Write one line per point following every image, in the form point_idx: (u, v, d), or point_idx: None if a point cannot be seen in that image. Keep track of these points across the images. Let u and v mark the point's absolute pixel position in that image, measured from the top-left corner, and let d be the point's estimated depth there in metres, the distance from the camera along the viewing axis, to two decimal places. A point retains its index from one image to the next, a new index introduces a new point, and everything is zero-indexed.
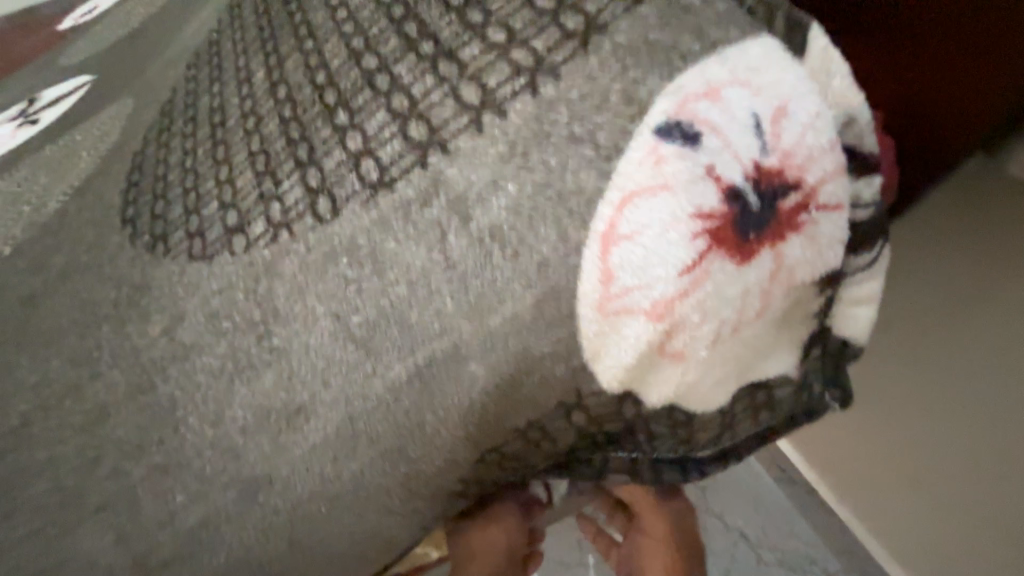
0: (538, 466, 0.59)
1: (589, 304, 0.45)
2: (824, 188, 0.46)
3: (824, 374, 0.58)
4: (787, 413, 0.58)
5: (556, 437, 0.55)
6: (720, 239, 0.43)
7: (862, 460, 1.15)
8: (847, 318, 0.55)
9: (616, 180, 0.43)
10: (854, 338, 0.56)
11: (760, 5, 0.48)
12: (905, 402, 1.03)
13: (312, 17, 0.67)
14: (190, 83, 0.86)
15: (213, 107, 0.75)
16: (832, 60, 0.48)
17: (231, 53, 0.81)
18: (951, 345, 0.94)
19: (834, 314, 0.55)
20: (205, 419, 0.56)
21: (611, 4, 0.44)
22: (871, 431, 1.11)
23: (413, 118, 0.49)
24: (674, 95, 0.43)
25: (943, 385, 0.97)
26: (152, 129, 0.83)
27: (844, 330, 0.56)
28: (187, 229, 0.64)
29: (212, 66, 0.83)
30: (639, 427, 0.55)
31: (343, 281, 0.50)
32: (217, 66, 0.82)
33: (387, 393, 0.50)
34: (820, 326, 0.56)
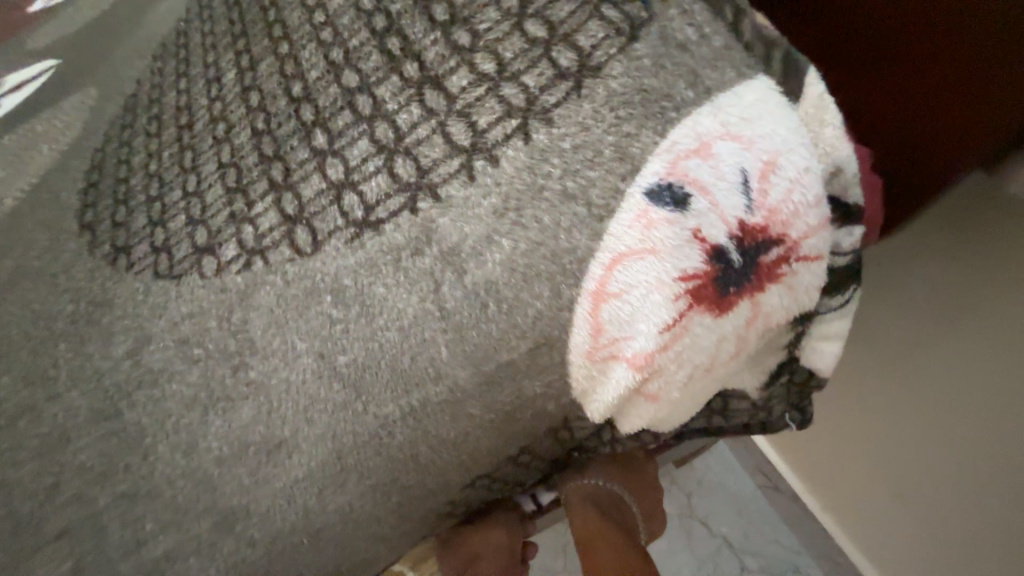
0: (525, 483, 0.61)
1: (578, 353, 0.46)
2: (807, 242, 0.44)
3: (786, 399, 0.61)
4: (741, 421, 0.62)
5: (544, 456, 0.57)
6: (700, 297, 0.43)
7: (826, 461, 1.02)
8: (814, 352, 0.56)
9: (607, 240, 0.42)
10: (820, 371, 0.57)
11: (757, 39, 0.44)
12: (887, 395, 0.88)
13: (287, 17, 0.63)
14: (157, 77, 0.81)
15: (180, 107, 0.71)
16: (828, 108, 0.43)
17: (201, 46, 0.77)
18: (939, 332, 0.79)
19: (803, 347, 0.55)
20: (171, 450, 0.53)
21: (605, 42, 0.43)
22: (845, 427, 0.96)
23: (399, 153, 0.46)
24: (666, 154, 0.41)
25: (938, 375, 0.80)
26: (116, 125, 0.78)
27: (809, 365, 0.57)
28: (151, 244, 0.60)
29: (181, 59, 0.78)
30: (612, 446, 0.59)
31: (326, 319, 0.48)
32: (185, 60, 0.77)
33: (380, 428, 0.48)
34: (787, 358, 0.57)
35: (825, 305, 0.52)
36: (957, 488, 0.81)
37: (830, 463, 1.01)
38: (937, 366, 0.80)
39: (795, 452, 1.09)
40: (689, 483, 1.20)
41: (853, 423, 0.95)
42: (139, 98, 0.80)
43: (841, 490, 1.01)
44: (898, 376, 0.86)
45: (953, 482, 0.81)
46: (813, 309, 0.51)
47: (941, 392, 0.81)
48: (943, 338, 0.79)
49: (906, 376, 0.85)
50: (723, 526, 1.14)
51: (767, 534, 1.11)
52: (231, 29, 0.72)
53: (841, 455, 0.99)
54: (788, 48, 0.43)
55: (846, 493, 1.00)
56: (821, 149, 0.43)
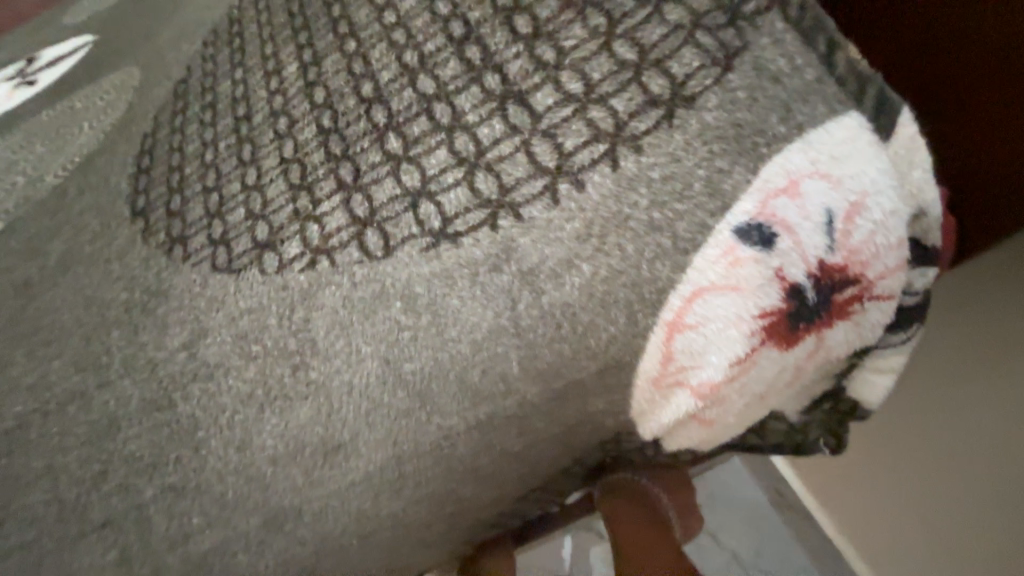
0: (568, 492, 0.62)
1: (645, 379, 0.47)
2: (883, 282, 0.44)
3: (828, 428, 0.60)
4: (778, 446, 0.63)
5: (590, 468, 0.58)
6: (774, 333, 0.43)
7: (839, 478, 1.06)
8: (864, 384, 0.55)
9: (689, 274, 0.42)
10: (867, 403, 0.56)
11: (851, 73, 0.44)
12: (942, 414, 0.87)
13: (354, 14, 0.63)
14: (208, 63, 0.80)
15: (236, 98, 0.71)
16: (916, 151, 0.43)
17: (256, 36, 0.76)
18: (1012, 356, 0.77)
19: (853, 379, 0.54)
20: (223, 445, 0.53)
21: (700, 71, 0.43)
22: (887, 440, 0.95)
23: (480, 168, 0.47)
24: (757, 192, 0.41)
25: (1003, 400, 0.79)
26: (166, 111, 0.78)
27: (859, 396, 0.55)
28: (209, 236, 0.60)
29: (234, 48, 0.78)
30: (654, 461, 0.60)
31: (394, 325, 0.48)
32: (239, 49, 0.77)
33: (443, 439, 0.48)
34: (836, 388, 0.56)
35: (886, 340, 0.50)
36: (962, 524, 0.85)
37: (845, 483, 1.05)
38: (969, 408, 0.84)
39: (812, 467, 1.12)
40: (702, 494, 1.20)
41: (887, 445, 0.96)
42: (188, 84, 0.80)
43: (848, 509, 1.05)
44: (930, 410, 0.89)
45: (959, 518, 0.86)
46: (875, 344, 0.50)
47: (977, 432, 0.83)
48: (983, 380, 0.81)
49: (968, 397, 0.84)
50: (736, 540, 1.15)
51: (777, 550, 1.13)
52: (291, 21, 0.72)
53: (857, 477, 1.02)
54: (882, 85, 0.44)
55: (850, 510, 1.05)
56: (907, 190, 0.43)
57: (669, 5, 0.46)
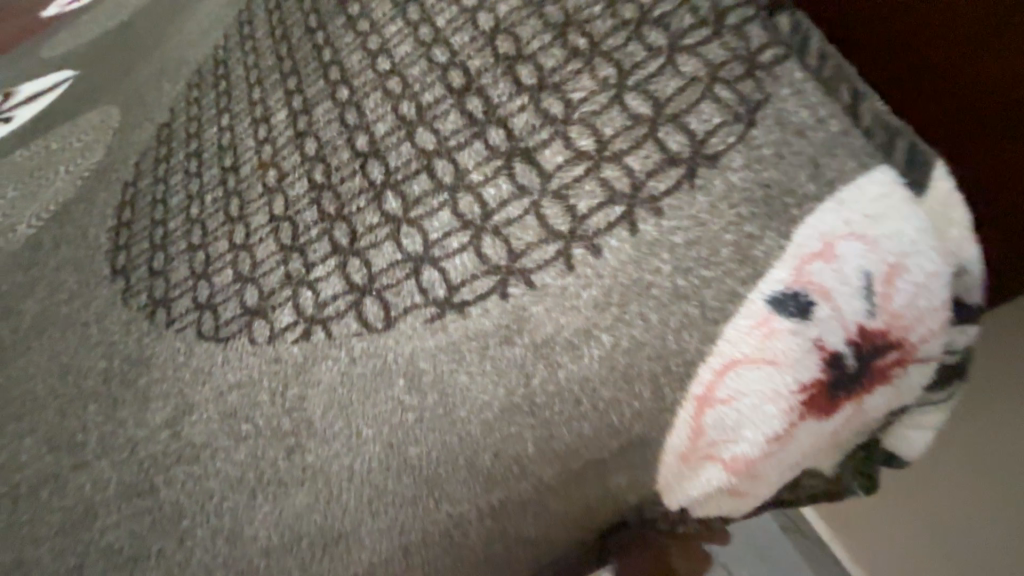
0: (580, 565, 0.55)
1: (673, 454, 0.43)
2: (924, 345, 0.41)
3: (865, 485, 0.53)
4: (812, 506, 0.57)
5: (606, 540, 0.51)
6: (813, 405, 0.40)
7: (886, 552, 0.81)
8: (901, 438, 0.49)
9: (720, 346, 0.39)
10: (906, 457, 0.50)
11: (878, 125, 0.41)
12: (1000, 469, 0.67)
13: (346, 60, 0.60)
14: (192, 106, 0.77)
15: (222, 145, 0.67)
16: (954, 206, 0.40)
17: (243, 79, 0.73)
18: None
19: (890, 432, 0.48)
20: (210, 534, 0.48)
21: (720, 127, 0.40)
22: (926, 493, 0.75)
23: (487, 232, 0.43)
24: (790, 258, 0.38)
25: None
26: (149, 157, 0.75)
27: (899, 453, 0.50)
28: (194, 299, 0.56)
29: (219, 91, 0.74)
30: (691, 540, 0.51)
31: (397, 406, 0.44)
32: (225, 91, 0.74)
33: (453, 526, 0.44)
34: (872, 442, 0.50)
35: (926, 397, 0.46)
36: None
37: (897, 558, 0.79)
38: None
39: (847, 535, 0.87)
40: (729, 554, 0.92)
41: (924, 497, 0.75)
42: (172, 128, 0.76)
43: None
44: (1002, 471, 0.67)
45: None
46: (914, 403, 0.46)
47: None
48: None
49: None
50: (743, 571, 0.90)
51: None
52: (279, 64, 0.68)
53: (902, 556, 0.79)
54: (913, 136, 0.41)
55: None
56: (946, 248, 0.40)
57: (682, 56, 0.43)
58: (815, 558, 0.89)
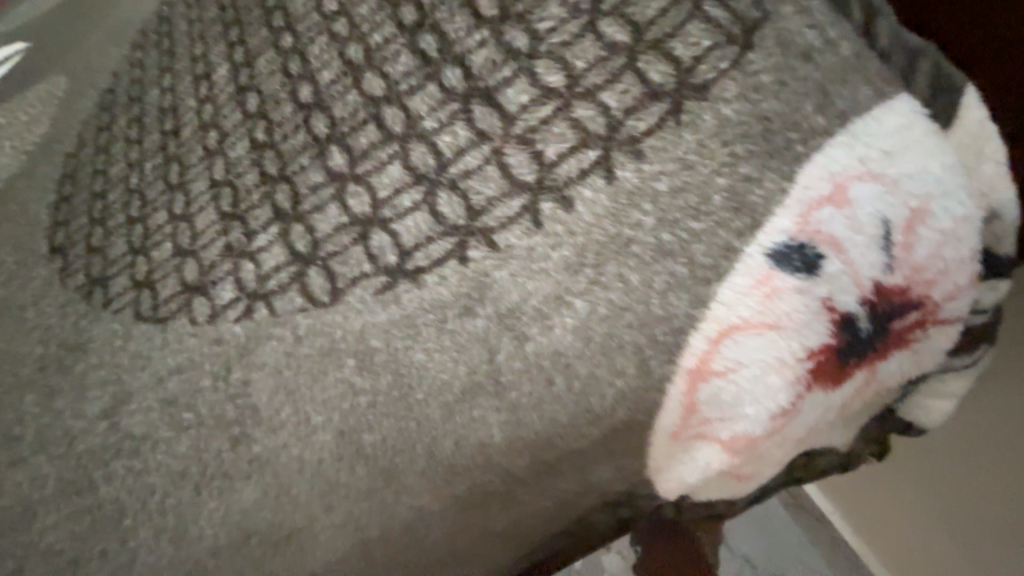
0: (563, 554, 0.50)
1: (662, 434, 0.38)
2: (949, 303, 0.35)
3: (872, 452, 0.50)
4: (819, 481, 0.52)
5: (593, 525, 0.46)
6: (821, 374, 0.35)
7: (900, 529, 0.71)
8: (914, 404, 0.45)
9: (713, 309, 0.33)
10: (919, 424, 0.46)
11: (897, 46, 0.35)
12: None
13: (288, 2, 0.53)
14: (135, 68, 0.70)
15: (163, 107, 0.60)
16: (987, 138, 0.34)
17: (186, 35, 0.65)
18: None
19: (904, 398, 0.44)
20: (155, 534, 0.44)
21: (710, 52, 0.34)
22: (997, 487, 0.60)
23: (443, 187, 0.38)
24: (794, 203, 0.32)
25: None
26: (91, 126, 0.68)
27: (913, 420, 0.46)
28: (131, 277, 0.50)
29: (162, 51, 0.67)
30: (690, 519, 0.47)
31: (347, 390, 0.39)
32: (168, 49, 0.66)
33: (416, 519, 0.39)
34: (884, 410, 0.46)
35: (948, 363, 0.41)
36: None
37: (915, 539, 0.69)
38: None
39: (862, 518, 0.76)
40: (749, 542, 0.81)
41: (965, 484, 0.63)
42: (116, 96, 0.69)
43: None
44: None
45: None
46: (934, 371, 0.41)
47: None
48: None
49: None
50: (745, 544, 0.81)
51: (789, 553, 0.80)
52: (222, 14, 0.61)
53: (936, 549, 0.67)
54: (937, 57, 0.35)
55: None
56: (977, 189, 0.34)
57: None
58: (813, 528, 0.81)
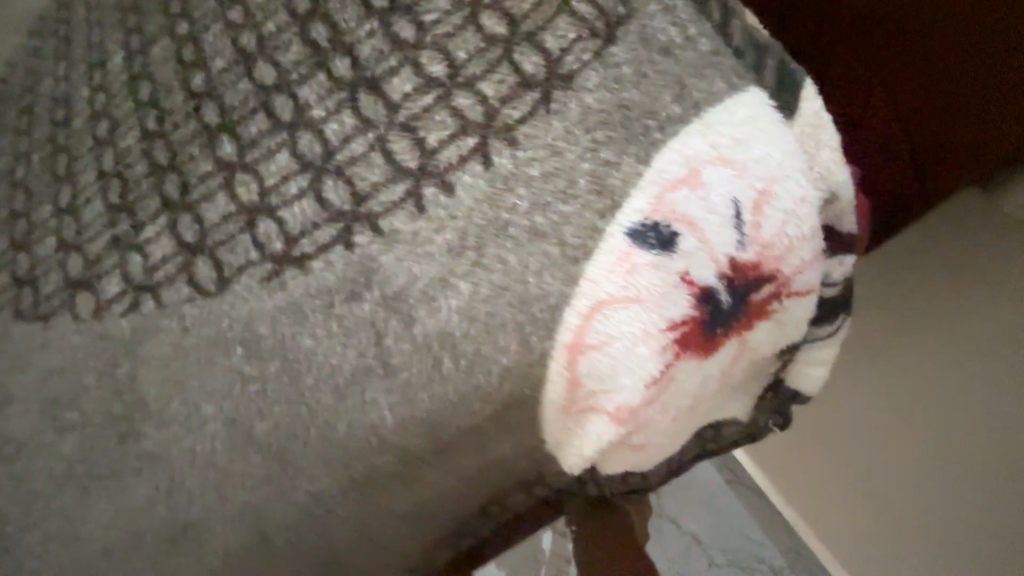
0: (482, 535, 0.51)
1: (552, 411, 0.39)
2: (799, 276, 0.39)
3: (772, 422, 0.53)
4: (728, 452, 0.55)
5: (508, 503, 0.47)
6: (688, 344, 0.37)
7: (811, 479, 0.83)
8: (798, 374, 0.48)
9: (583, 286, 0.36)
10: (803, 393, 0.49)
11: (748, 44, 0.37)
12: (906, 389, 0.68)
13: None
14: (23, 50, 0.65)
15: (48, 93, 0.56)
16: (824, 126, 0.37)
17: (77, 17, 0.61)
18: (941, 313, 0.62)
19: (786, 369, 0.47)
20: (39, 540, 0.42)
21: (577, 45, 0.36)
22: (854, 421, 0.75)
23: (329, 174, 0.38)
24: (650, 186, 0.35)
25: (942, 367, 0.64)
26: None
27: (797, 389, 0.49)
28: (13, 274, 0.48)
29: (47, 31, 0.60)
30: (605, 492, 0.48)
31: (236, 377, 0.39)
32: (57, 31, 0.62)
33: (313, 505, 0.40)
34: (771, 382, 0.49)
35: (813, 332, 0.45)
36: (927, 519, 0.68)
37: (812, 477, 0.83)
38: (937, 383, 0.64)
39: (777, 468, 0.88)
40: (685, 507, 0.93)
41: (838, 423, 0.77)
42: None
43: (812, 511, 0.84)
44: (898, 393, 0.69)
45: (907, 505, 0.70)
46: (803, 340, 0.45)
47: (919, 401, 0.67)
48: (937, 347, 0.63)
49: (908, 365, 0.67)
50: (693, 522, 0.92)
51: (732, 527, 0.91)
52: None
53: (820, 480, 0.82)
54: (783, 53, 0.38)
55: (852, 526, 0.78)
56: (817, 173, 0.38)
57: None
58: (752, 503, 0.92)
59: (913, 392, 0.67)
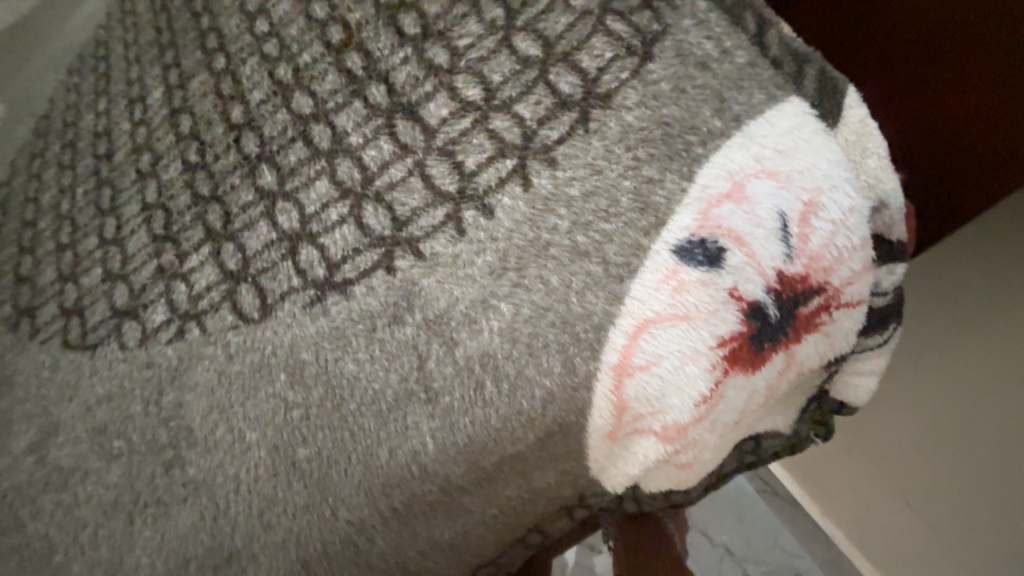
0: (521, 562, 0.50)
1: (599, 434, 0.38)
2: (850, 286, 0.38)
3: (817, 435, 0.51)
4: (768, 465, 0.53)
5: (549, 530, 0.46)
6: (737, 360, 0.36)
7: (849, 491, 0.79)
8: (846, 386, 0.46)
9: (629, 306, 0.35)
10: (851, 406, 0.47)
11: (786, 53, 0.37)
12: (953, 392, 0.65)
13: (218, 16, 0.51)
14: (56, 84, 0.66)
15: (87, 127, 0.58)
16: (870, 135, 0.36)
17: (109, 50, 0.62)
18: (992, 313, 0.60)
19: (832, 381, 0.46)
20: (87, 569, 0.42)
21: (614, 65, 0.36)
22: (900, 427, 0.71)
23: (370, 200, 0.38)
24: (695, 203, 0.35)
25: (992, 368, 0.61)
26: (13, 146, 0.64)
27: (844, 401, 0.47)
28: (61, 305, 0.49)
29: (87, 68, 0.63)
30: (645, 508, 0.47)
31: (280, 404, 0.39)
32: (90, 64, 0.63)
33: (355, 534, 0.39)
34: (815, 393, 0.47)
35: (861, 343, 0.43)
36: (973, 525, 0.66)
37: (851, 487, 0.79)
38: (985, 389, 0.62)
39: (813, 479, 0.85)
40: (717, 517, 0.88)
41: (881, 430, 0.73)
42: (39, 117, 0.64)
43: (851, 523, 0.80)
44: (949, 401, 0.66)
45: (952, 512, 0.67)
46: (850, 352, 0.43)
47: (968, 406, 0.64)
48: (985, 349, 0.62)
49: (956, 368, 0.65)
50: (723, 533, 0.87)
51: (767, 539, 0.86)
52: (148, 28, 0.59)
53: (860, 490, 0.78)
54: (824, 62, 0.37)
55: (896, 541, 0.74)
56: (863, 182, 0.37)
57: None
58: (787, 513, 0.87)
59: (960, 399, 0.65)
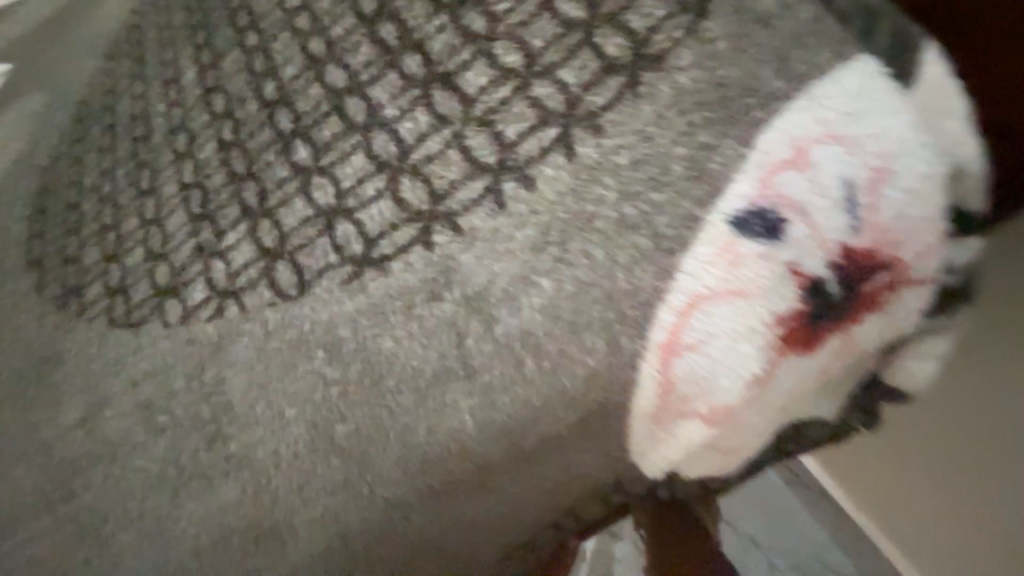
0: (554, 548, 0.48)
1: (643, 415, 0.36)
2: (920, 261, 0.35)
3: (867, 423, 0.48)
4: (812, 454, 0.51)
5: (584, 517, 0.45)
6: (795, 340, 0.34)
7: (893, 491, 0.75)
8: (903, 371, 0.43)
9: (679, 281, 0.33)
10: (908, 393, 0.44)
11: (856, 6, 0.33)
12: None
13: None
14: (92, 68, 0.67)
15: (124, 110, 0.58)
16: (951, 95, 0.33)
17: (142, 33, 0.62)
18: None
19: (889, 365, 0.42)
20: (137, 538, 0.44)
21: (666, 24, 0.33)
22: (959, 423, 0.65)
23: (407, 173, 0.37)
24: (754, 171, 0.32)
25: None
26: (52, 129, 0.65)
27: (900, 388, 0.44)
28: (105, 284, 0.50)
29: (122, 52, 0.63)
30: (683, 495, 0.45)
31: (318, 381, 0.39)
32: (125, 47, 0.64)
33: (392, 512, 0.39)
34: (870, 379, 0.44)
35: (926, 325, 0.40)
36: None
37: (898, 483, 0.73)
38: None
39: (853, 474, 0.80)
40: (745, 509, 0.86)
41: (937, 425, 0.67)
42: (78, 101, 0.65)
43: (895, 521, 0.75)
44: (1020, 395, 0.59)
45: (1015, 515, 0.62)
46: (914, 334, 0.40)
47: None
48: None
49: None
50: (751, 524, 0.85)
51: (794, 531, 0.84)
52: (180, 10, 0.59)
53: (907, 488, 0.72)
54: (899, 14, 0.33)
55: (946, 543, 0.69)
56: (941, 148, 0.33)
57: None
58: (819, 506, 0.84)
59: None
